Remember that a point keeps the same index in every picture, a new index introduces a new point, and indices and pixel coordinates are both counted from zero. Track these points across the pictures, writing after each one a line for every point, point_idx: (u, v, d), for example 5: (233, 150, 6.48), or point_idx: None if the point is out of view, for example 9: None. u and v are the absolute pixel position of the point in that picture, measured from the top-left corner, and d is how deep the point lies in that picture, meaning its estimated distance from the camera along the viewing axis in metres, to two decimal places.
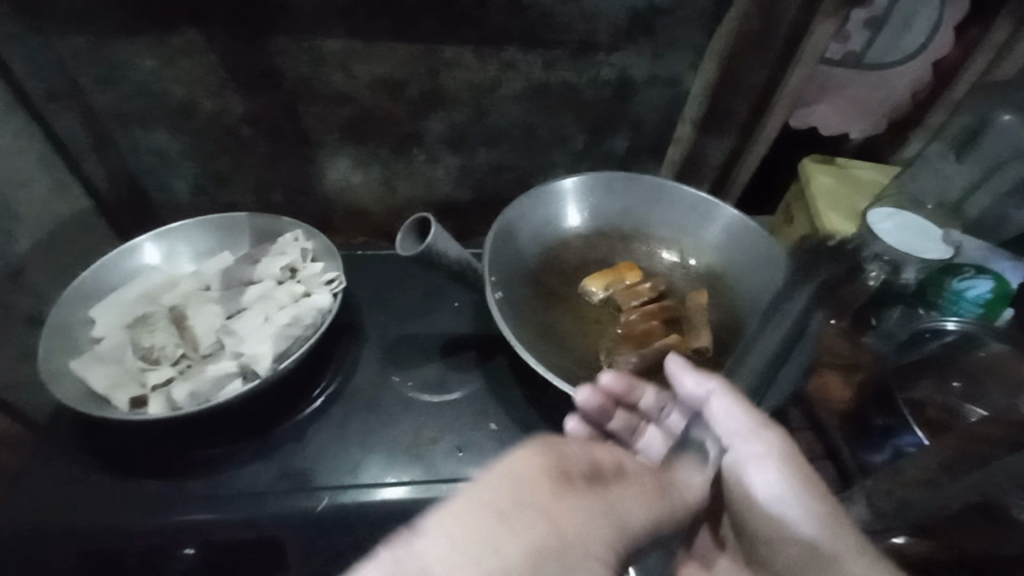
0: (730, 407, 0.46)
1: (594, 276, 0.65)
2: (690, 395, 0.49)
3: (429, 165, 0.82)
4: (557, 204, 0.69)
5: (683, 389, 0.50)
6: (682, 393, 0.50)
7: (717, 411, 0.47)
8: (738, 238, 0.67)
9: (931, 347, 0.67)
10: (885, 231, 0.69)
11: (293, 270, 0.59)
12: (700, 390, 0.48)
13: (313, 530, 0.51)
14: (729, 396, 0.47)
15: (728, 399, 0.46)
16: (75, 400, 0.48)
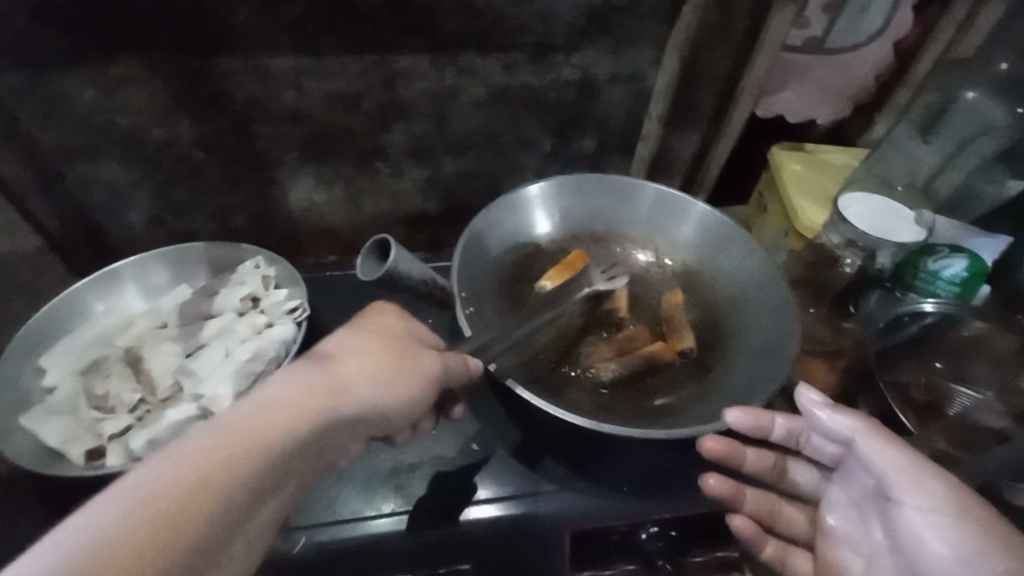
0: (881, 449, 0.44)
1: (550, 272, 0.63)
2: (829, 434, 0.47)
3: (395, 179, 0.80)
4: (525, 210, 0.67)
5: (821, 427, 0.46)
6: (818, 429, 0.47)
7: (871, 453, 0.45)
8: (713, 233, 0.66)
9: (912, 329, 0.66)
10: (854, 215, 0.68)
11: (254, 300, 0.57)
12: (844, 431, 0.46)
13: None
14: (875, 439, 0.45)
15: (881, 446, 0.44)
16: (26, 458, 0.45)
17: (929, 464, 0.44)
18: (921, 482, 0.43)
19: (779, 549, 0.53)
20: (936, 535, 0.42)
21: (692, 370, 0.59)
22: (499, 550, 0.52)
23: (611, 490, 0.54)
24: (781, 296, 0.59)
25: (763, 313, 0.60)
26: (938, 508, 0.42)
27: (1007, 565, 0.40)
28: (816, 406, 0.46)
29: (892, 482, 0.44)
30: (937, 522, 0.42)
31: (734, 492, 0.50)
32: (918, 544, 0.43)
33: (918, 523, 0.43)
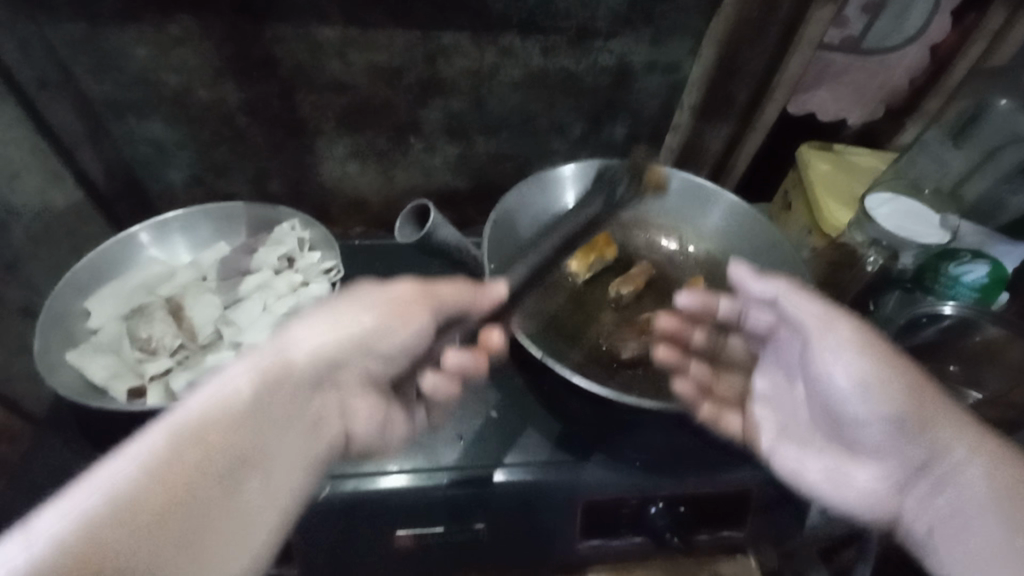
0: (801, 299, 0.47)
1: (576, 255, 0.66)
2: (758, 300, 0.50)
3: (427, 155, 0.82)
4: (556, 191, 0.69)
5: (751, 295, 0.50)
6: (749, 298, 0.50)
7: (792, 303, 0.47)
8: (737, 225, 0.67)
9: (930, 331, 0.66)
10: (881, 215, 0.68)
11: (290, 260, 0.59)
12: (767, 294, 0.48)
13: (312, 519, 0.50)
14: (797, 296, 0.47)
15: (798, 299, 0.47)
16: (73, 391, 0.48)
17: (837, 309, 0.46)
18: (835, 325, 0.46)
19: (714, 412, 0.54)
20: (835, 364, 0.45)
21: None
22: (512, 516, 0.53)
23: (626, 467, 0.54)
24: None
25: None
26: (841, 340, 0.45)
27: (891, 384, 0.43)
28: (745, 279, 0.49)
29: (803, 324, 0.47)
30: (846, 356, 0.45)
31: (676, 360, 0.54)
32: (821, 374, 0.47)
33: (821, 357, 0.46)
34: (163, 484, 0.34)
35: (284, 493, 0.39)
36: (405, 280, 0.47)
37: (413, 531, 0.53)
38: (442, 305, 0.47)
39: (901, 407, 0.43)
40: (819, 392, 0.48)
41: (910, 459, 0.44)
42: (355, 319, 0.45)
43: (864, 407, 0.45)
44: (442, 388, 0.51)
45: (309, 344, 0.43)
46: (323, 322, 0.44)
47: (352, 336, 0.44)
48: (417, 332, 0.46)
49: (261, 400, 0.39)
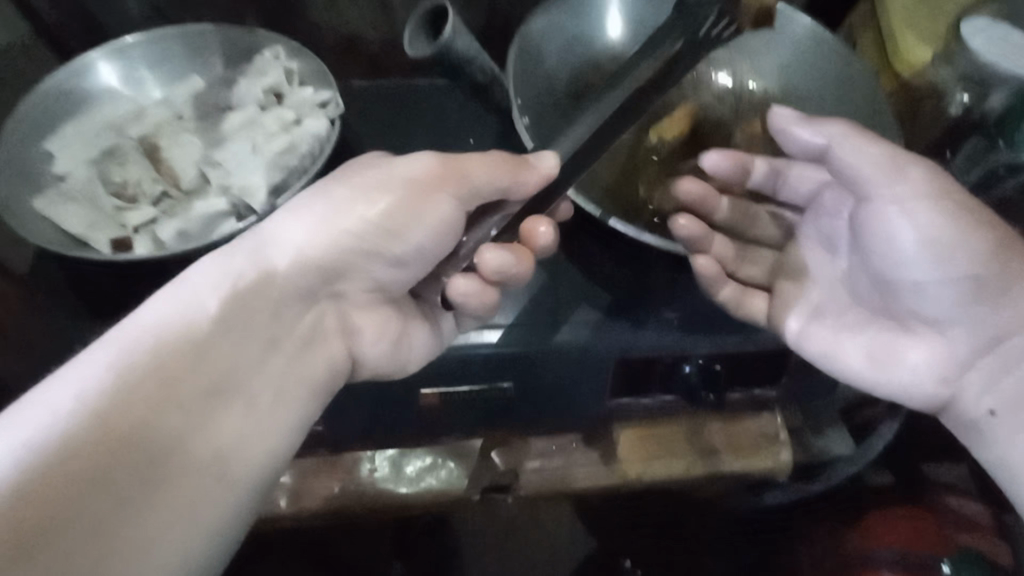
0: (861, 148, 0.45)
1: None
2: (805, 151, 0.47)
3: None
4: (592, 12, 0.57)
5: (798, 144, 0.47)
6: (794, 148, 0.47)
7: (846, 156, 0.45)
8: (808, 54, 0.57)
9: (1010, 184, 0.58)
10: (980, 45, 0.58)
11: (277, 94, 0.50)
12: (819, 138, 0.46)
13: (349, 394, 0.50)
14: (855, 140, 0.45)
15: (856, 145, 0.45)
16: (48, 242, 0.42)
17: (916, 161, 0.45)
18: (900, 177, 0.45)
19: (742, 293, 0.52)
20: (910, 226, 0.45)
21: None
22: (542, 372, 0.50)
23: (665, 325, 0.50)
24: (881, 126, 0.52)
25: None
26: (915, 198, 0.44)
27: (972, 243, 0.44)
28: (791, 121, 0.47)
29: (872, 181, 0.45)
30: (909, 213, 0.44)
31: (704, 233, 0.50)
32: (892, 240, 0.46)
33: (894, 217, 0.45)
34: (138, 392, 0.35)
35: (271, 400, 0.40)
36: (424, 156, 0.44)
37: (439, 390, 0.50)
38: (474, 189, 0.44)
39: (974, 265, 0.44)
40: (884, 260, 0.47)
41: (990, 331, 0.45)
42: (349, 203, 0.43)
43: (920, 266, 0.45)
44: (474, 296, 0.43)
45: (300, 241, 0.42)
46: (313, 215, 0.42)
47: (342, 236, 0.43)
48: (437, 219, 0.44)
49: (231, 311, 0.39)
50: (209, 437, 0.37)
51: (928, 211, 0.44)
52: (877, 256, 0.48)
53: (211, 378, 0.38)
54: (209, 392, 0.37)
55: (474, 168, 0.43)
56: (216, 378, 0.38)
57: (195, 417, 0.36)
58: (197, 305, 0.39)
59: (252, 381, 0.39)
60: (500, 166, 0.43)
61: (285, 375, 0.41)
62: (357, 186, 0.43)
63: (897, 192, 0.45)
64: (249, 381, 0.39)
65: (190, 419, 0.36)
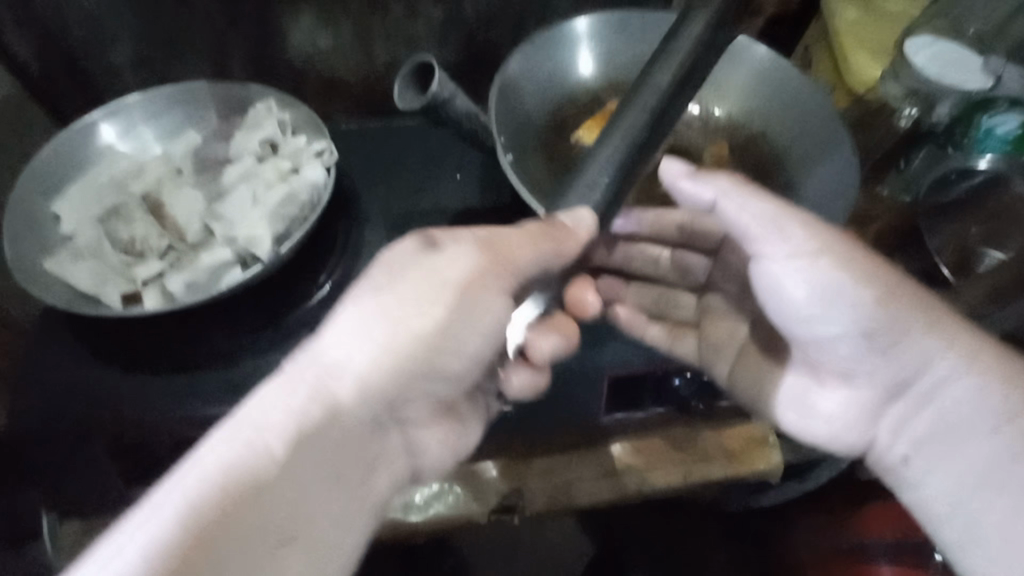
0: (742, 204, 0.43)
1: (584, 127, 0.60)
2: (695, 205, 0.46)
3: (409, 21, 0.71)
4: (564, 52, 0.61)
5: (686, 199, 0.46)
6: (685, 202, 0.46)
7: (732, 211, 0.43)
8: (770, 79, 0.61)
9: (961, 188, 0.64)
10: (921, 61, 0.63)
11: (273, 146, 0.52)
12: (702, 195, 0.44)
13: None
14: (737, 194, 0.43)
15: (740, 200, 0.43)
16: (60, 300, 0.44)
17: (790, 214, 0.42)
18: (781, 232, 0.42)
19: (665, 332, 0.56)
20: (801, 280, 0.42)
21: None
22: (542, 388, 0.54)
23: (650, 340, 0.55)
24: (840, 144, 0.56)
25: (822, 165, 0.56)
26: (797, 253, 0.42)
27: (862, 293, 0.41)
28: (678, 177, 0.45)
29: (757, 235, 0.43)
30: (796, 267, 0.42)
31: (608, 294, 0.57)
32: (786, 294, 0.44)
33: (780, 272, 0.43)
34: (196, 548, 0.29)
35: (339, 538, 0.35)
36: (466, 247, 0.39)
37: None
38: (522, 274, 0.40)
39: (873, 320, 0.41)
40: (781, 314, 0.45)
41: (892, 374, 0.43)
42: (401, 311, 0.37)
43: (819, 319, 0.43)
44: (528, 378, 0.46)
45: (360, 364, 0.36)
46: (366, 320, 0.37)
47: (402, 347, 0.37)
48: (490, 320, 0.39)
49: (303, 441, 0.34)
50: None
51: (821, 266, 0.42)
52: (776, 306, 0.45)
53: (282, 522, 0.32)
54: (276, 538, 0.32)
55: (519, 252, 0.39)
56: (284, 522, 0.32)
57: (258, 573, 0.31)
58: (269, 432, 0.33)
59: (323, 518, 0.34)
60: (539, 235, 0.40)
61: (349, 508, 0.36)
62: (403, 286, 0.38)
63: (781, 247, 0.43)
64: (318, 521, 0.34)
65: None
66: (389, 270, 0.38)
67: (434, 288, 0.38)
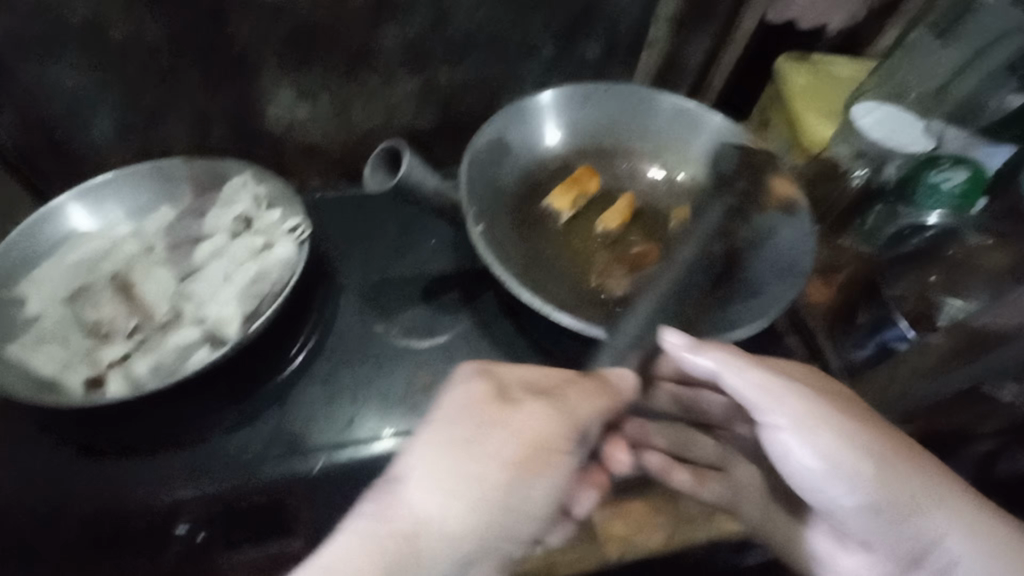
0: (744, 378, 0.45)
1: (555, 193, 0.62)
2: (699, 371, 0.46)
3: (385, 90, 0.74)
4: (533, 123, 0.63)
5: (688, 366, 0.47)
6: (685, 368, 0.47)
7: (738, 383, 0.45)
8: (729, 146, 0.64)
9: (916, 241, 0.68)
10: (868, 126, 0.66)
11: (247, 221, 0.53)
12: (706, 366, 0.45)
13: None
14: (734, 367, 0.45)
15: (740, 373, 0.45)
16: (19, 389, 0.43)
17: (782, 386, 0.44)
18: (780, 402, 0.44)
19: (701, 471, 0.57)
20: (806, 450, 0.44)
21: None
22: None
23: None
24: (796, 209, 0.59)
25: (782, 229, 0.58)
26: (798, 424, 0.44)
27: (863, 470, 0.43)
28: (680, 350, 0.46)
29: (755, 405, 0.45)
30: (799, 441, 0.44)
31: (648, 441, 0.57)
32: (793, 461, 0.45)
33: (786, 442, 0.45)
34: None
35: None
36: (537, 406, 0.40)
37: None
38: (581, 424, 0.41)
39: (876, 492, 0.42)
40: (793, 478, 0.47)
41: (901, 551, 0.44)
42: (470, 461, 0.38)
43: (832, 487, 0.44)
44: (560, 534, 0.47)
45: (437, 514, 0.36)
46: (438, 470, 0.38)
47: (485, 505, 0.37)
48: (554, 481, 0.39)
49: None
50: None
51: (819, 443, 0.43)
52: (795, 471, 0.46)
53: None
54: None
55: (578, 404, 0.41)
56: None
57: None
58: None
59: None
60: (598, 388, 0.42)
61: None
62: (487, 445, 0.38)
63: (779, 418, 0.44)
64: None
65: None
66: (463, 416, 0.40)
67: (522, 446, 0.38)
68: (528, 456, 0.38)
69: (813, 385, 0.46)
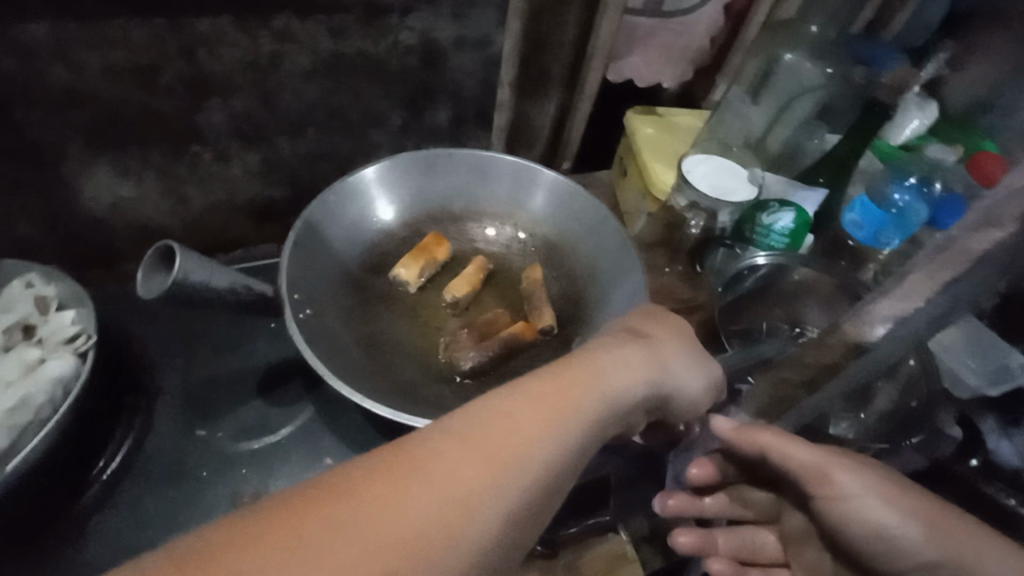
0: (844, 468, 0.48)
1: (403, 259, 0.60)
2: (806, 466, 0.49)
3: (222, 165, 0.70)
4: (372, 194, 0.62)
5: (826, 493, 0.49)
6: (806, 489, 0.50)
7: (837, 472, 0.48)
8: (569, 202, 0.65)
9: (751, 281, 0.71)
10: (696, 178, 0.71)
11: (26, 328, 0.47)
12: (817, 469, 0.48)
13: None
14: (843, 462, 0.48)
15: (846, 471, 0.48)
16: None
17: (862, 466, 0.48)
18: (855, 467, 0.48)
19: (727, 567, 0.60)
20: (870, 513, 0.47)
21: (557, 346, 0.58)
22: None
23: None
24: (630, 263, 0.60)
25: (619, 286, 0.59)
26: (879, 493, 0.47)
27: (916, 526, 0.46)
28: (729, 430, 0.52)
29: (808, 477, 0.49)
30: (867, 503, 0.47)
31: (700, 539, 0.59)
32: (851, 526, 0.49)
33: (855, 509, 0.48)
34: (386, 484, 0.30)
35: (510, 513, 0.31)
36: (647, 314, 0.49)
37: None
38: (688, 361, 0.45)
39: (932, 549, 0.45)
40: (857, 540, 0.49)
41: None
42: (631, 358, 0.42)
43: (885, 543, 0.47)
44: None
45: (632, 380, 0.40)
46: (616, 344, 0.42)
47: (618, 402, 0.39)
48: (672, 368, 0.43)
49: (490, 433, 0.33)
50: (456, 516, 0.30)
51: (874, 508, 0.47)
52: (853, 529, 0.49)
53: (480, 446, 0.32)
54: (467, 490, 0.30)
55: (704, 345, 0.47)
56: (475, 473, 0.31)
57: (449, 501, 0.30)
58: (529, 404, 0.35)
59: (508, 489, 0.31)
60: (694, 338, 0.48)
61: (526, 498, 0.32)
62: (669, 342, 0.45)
63: (846, 483, 0.48)
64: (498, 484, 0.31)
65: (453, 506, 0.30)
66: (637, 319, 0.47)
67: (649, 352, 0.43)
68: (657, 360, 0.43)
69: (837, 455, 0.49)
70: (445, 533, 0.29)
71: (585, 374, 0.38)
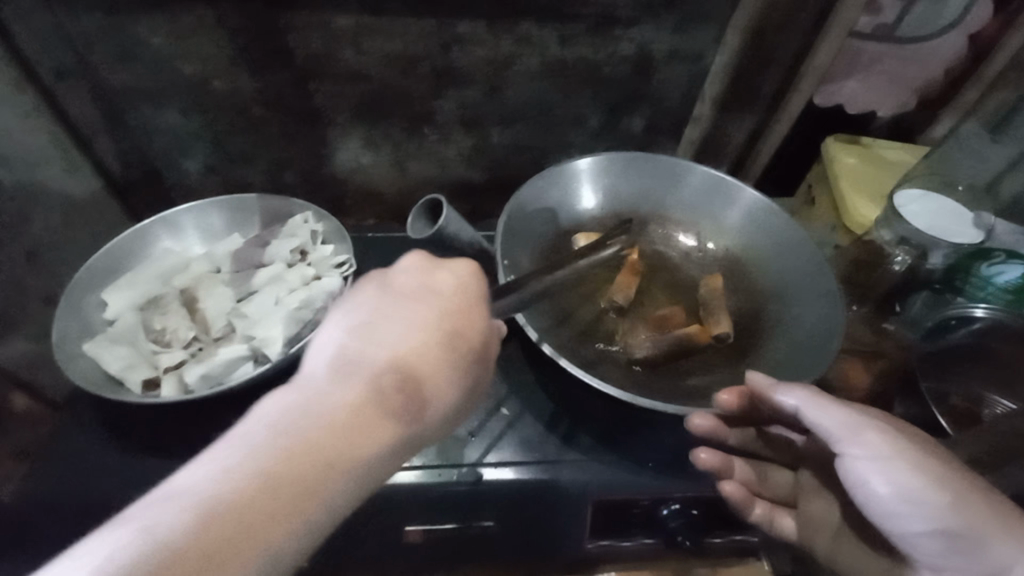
0: (917, 479, 0.41)
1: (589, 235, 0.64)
2: (899, 491, 0.41)
3: (441, 146, 0.81)
4: (572, 184, 0.68)
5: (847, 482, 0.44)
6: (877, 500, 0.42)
7: (905, 483, 0.41)
8: (761, 220, 0.65)
9: (961, 334, 0.64)
10: (911, 213, 0.66)
11: (303, 253, 0.59)
12: (911, 485, 0.41)
13: (395, 547, 0.55)
14: (966, 497, 0.40)
15: (954, 498, 0.40)
16: (90, 382, 0.49)
17: (969, 499, 0.40)
18: (969, 505, 0.40)
19: (767, 511, 0.53)
20: (881, 478, 0.41)
21: (727, 355, 0.59)
22: (525, 507, 0.54)
23: (640, 466, 0.55)
24: (826, 289, 0.58)
25: (810, 309, 0.58)
26: (990, 527, 0.39)
27: (934, 501, 0.40)
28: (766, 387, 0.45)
29: (835, 437, 0.43)
30: (953, 520, 0.40)
31: (722, 461, 0.50)
32: (906, 528, 0.42)
33: (939, 524, 0.40)
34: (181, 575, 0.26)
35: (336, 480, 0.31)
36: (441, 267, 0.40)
37: (422, 526, 0.54)
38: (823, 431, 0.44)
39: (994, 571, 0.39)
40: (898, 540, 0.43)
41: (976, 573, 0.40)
42: (420, 310, 0.38)
43: (931, 542, 0.41)
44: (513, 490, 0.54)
45: (402, 335, 0.36)
46: (411, 312, 0.38)
47: (423, 342, 0.37)
48: (444, 405, 0.37)
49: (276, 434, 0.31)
50: (265, 520, 0.28)
51: (956, 524, 0.40)
52: (926, 543, 0.41)
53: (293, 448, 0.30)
54: (296, 486, 0.30)
55: (903, 428, 0.44)
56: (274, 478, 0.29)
57: (290, 488, 0.29)
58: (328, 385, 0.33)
59: (310, 478, 0.30)
60: (905, 427, 0.44)
61: (347, 449, 0.32)
62: (848, 421, 0.43)
63: (956, 514, 0.40)
64: (321, 470, 0.30)
65: (292, 498, 0.29)
66: (409, 335, 0.36)
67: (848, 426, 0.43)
68: (851, 432, 0.43)
69: (962, 486, 0.41)
70: (304, 496, 0.30)
71: (385, 415, 0.33)
